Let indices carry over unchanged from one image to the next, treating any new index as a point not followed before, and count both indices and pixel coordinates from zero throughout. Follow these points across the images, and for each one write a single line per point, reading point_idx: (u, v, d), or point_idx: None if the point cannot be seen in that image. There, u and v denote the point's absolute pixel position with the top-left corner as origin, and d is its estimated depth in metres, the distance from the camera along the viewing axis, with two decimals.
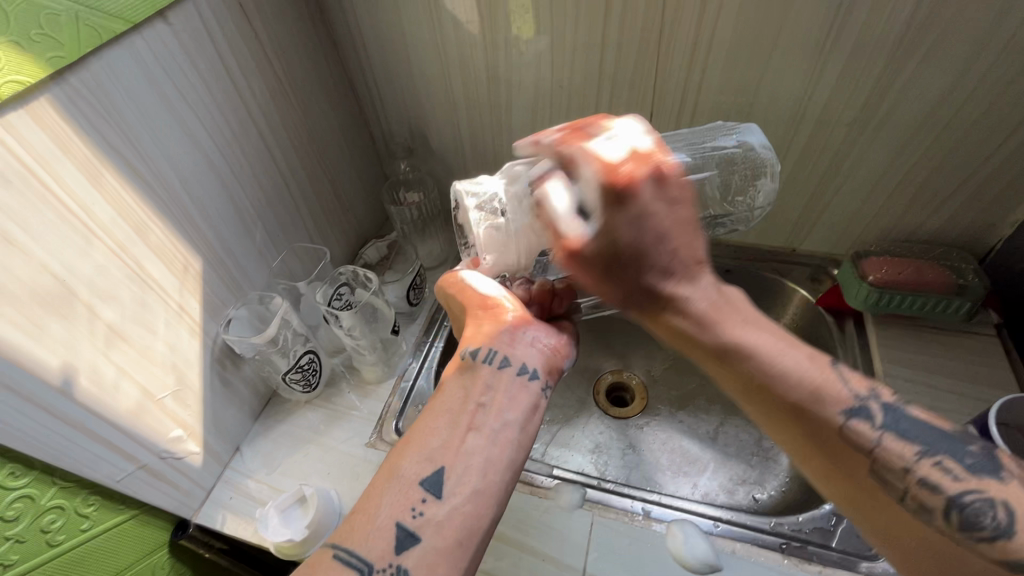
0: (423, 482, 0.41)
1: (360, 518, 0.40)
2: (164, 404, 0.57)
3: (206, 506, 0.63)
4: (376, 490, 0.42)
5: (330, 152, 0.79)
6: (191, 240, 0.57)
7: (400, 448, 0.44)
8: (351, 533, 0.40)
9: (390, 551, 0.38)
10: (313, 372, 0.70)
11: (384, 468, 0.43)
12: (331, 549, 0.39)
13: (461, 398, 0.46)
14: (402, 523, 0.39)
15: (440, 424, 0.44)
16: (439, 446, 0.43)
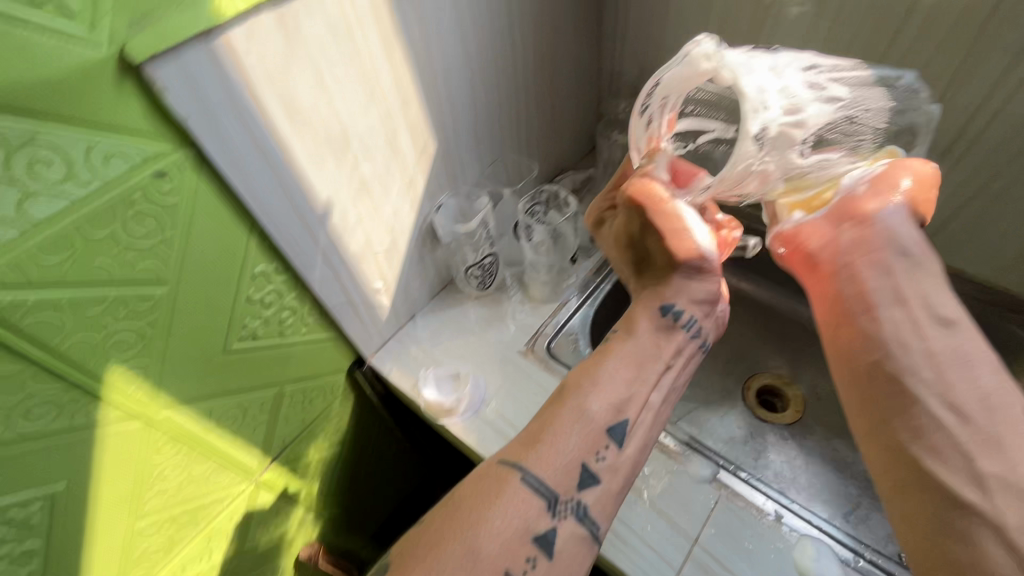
0: (608, 430, 0.47)
1: (546, 449, 0.45)
2: (377, 257, 0.66)
3: (380, 353, 0.75)
4: (562, 428, 0.46)
5: (565, 76, 0.80)
6: (436, 123, 0.64)
7: (588, 388, 0.49)
8: (538, 459, 0.44)
9: (575, 488, 0.44)
10: (490, 273, 0.77)
11: (571, 404, 0.48)
12: (521, 474, 0.43)
13: (651, 352, 0.53)
14: (587, 466, 0.45)
15: (623, 377, 0.50)
16: (623, 397, 0.49)
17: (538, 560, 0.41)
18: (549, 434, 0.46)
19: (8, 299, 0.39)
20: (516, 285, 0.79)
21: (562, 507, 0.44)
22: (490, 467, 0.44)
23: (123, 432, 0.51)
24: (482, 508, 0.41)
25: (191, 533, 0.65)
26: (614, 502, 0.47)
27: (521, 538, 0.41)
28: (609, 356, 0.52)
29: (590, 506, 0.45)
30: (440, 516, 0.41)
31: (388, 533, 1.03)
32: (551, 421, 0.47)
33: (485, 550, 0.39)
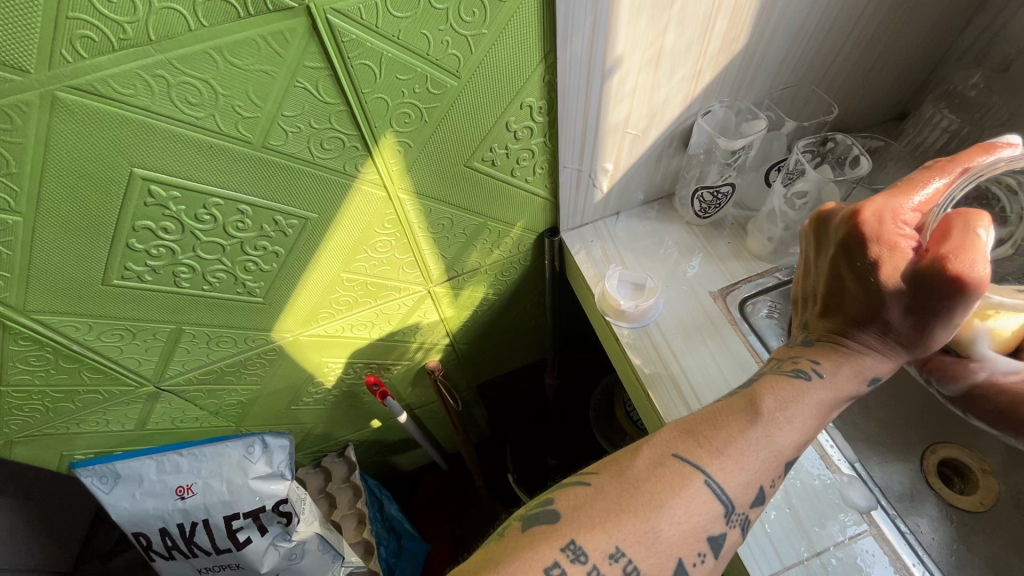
0: (784, 465, 0.44)
1: (735, 461, 0.42)
2: (625, 138, 0.63)
3: (575, 232, 0.75)
4: (745, 450, 0.43)
5: (924, 19, 0.64)
6: (760, 15, 0.56)
7: (778, 420, 0.44)
8: (721, 469, 0.42)
9: (748, 504, 0.43)
10: (717, 203, 0.70)
11: (761, 429, 0.44)
12: (702, 478, 0.41)
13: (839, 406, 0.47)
14: (761, 487, 0.44)
15: (815, 420, 0.45)
16: (806, 439, 0.45)
17: (705, 560, 0.41)
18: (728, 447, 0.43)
19: (354, 35, 0.43)
20: (734, 230, 0.73)
21: (734, 518, 0.42)
22: (669, 460, 0.42)
23: (369, 197, 0.58)
24: (662, 497, 0.40)
25: (369, 305, 0.75)
26: None
27: (694, 535, 0.40)
28: (802, 393, 0.45)
29: (752, 517, 0.44)
30: (616, 490, 0.41)
31: (491, 389, 1.12)
32: (726, 434, 0.44)
33: (664, 533, 0.39)
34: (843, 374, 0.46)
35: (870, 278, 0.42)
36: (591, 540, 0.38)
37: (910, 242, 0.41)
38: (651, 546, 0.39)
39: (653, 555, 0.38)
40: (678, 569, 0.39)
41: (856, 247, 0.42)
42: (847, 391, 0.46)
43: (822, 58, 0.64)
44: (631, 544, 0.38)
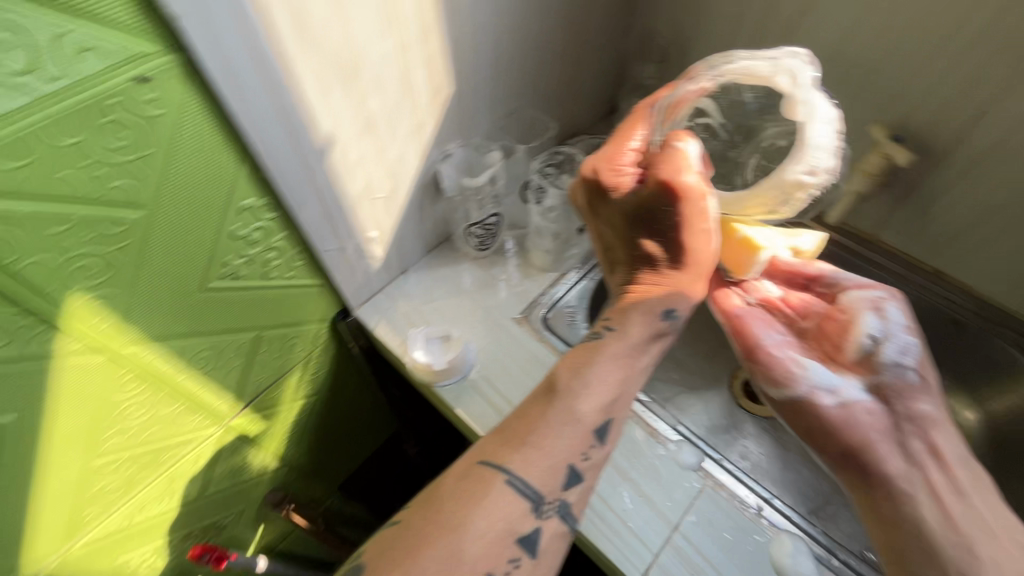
0: (594, 431, 0.46)
1: (534, 453, 0.43)
2: (376, 204, 0.61)
3: (368, 305, 0.71)
4: (547, 433, 0.45)
5: (594, 33, 0.74)
6: (454, 63, 0.58)
7: (578, 388, 0.47)
8: (522, 460, 0.43)
9: (559, 489, 0.44)
10: (490, 234, 0.72)
11: (559, 405, 0.46)
12: (502, 476, 0.42)
13: (641, 358, 0.51)
14: (572, 467, 0.45)
15: (612, 375, 0.48)
16: (610, 397, 0.48)
17: (524, 559, 0.41)
18: (534, 431, 0.45)
19: None
20: (516, 251, 0.76)
21: (546, 507, 0.43)
22: (473, 469, 0.43)
23: (83, 366, 0.47)
24: (464, 512, 0.40)
25: (152, 475, 0.61)
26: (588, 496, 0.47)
27: (502, 541, 0.40)
28: (595, 351, 0.49)
29: (573, 504, 0.45)
30: (420, 521, 0.40)
31: (356, 484, 1.02)
32: (536, 418, 0.45)
33: (470, 551, 0.39)
34: (631, 323, 0.51)
35: (614, 217, 0.55)
36: None
37: (629, 176, 0.54)
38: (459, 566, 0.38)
39: None
40: None
41: (600, 205, 0.56)
42: (640, 336, 0.51)
43: (527, 83, 0.70)
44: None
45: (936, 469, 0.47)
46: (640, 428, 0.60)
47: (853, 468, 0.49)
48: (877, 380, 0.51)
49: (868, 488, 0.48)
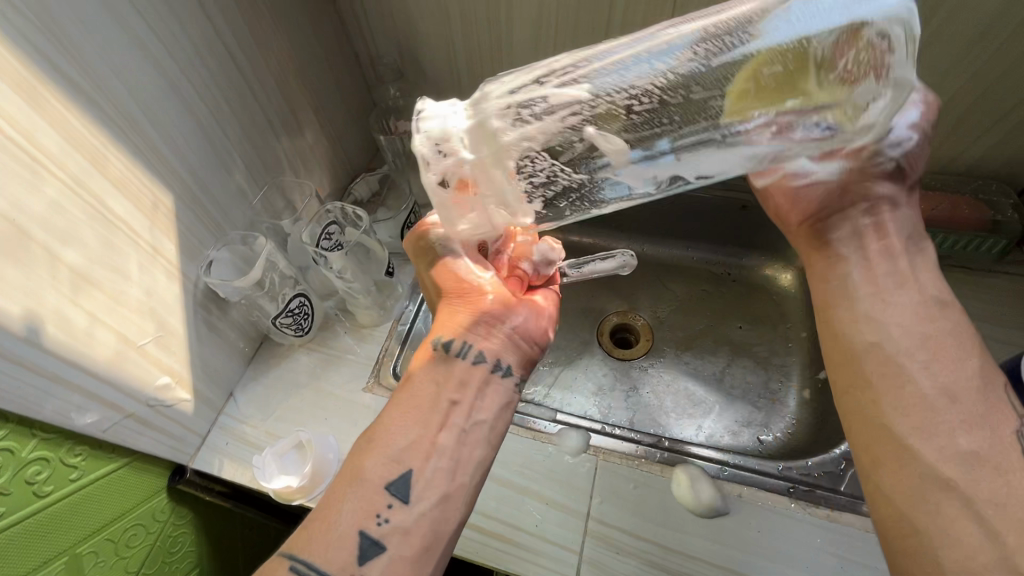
0: (389, 488, 0.42)
1: (320, 526, 0.40)
2: (146, 351, 0.53)
3: (202, 451, 0.62)
4: (336, 502, 0.41)
5: (313, 77, 0.71)
6: (157, 172, 0.52)
7: (365, 449, 0.44)
8: (312, 545, 0.39)
9: (353, 563, 0.39)
10: (304, 316, 0.67)
11: (347, 470, 0.43)
12: (288, 563, 0.38)
13: (433, 393, 0.47)
14: (367, 533, 0.40)
15: (406, 422, 0.45)
16: (404, 447, 0.44)
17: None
18: (329, 507, 0.41)
19: None
20: (342, 318, 0.71)
21: None
22: (270, 561, 0.39)
23: None
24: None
25: None
26: (411, 571, 0.40)
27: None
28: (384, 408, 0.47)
29: None
30: None
31: None
32: (329, 496, 0.42)
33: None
34: (421, 367, 0.49)
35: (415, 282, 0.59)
36: None
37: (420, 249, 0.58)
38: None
39: None
40: None
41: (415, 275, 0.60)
42: (425, 377, 0.48)
43: (263, 152, 0.65)
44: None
45: (875, 240, 0.45)
46: (523, 436, 0.59)
47: (814, 228, 0.49)
48: (863, 160, 0.45)
49: (852, 228, 0.46)
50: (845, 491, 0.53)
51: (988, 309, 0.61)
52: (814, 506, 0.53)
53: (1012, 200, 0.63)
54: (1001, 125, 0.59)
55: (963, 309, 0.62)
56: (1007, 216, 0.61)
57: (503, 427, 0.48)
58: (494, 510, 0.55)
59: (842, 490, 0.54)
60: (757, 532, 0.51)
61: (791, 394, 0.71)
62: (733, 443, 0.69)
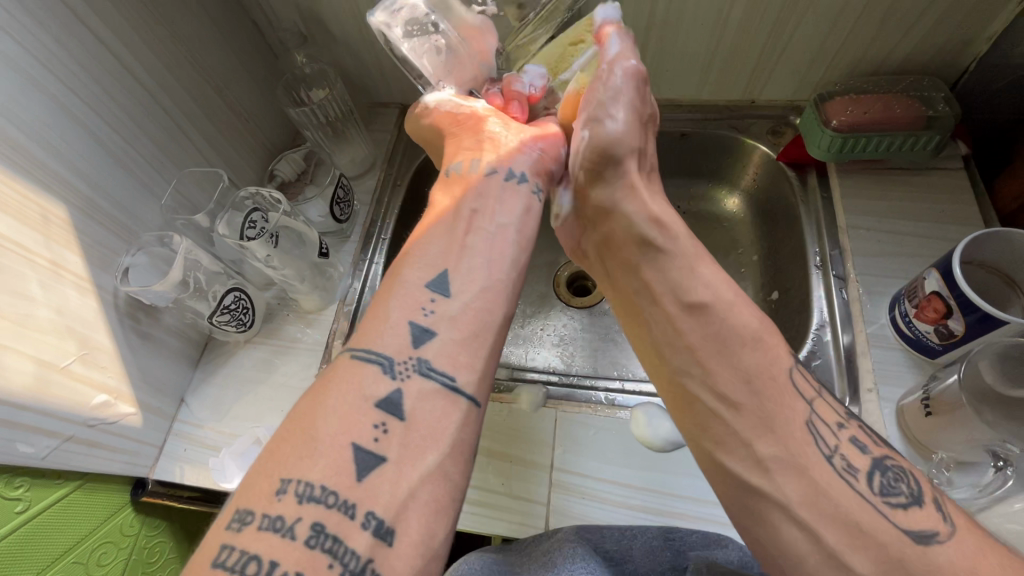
0: (430, 285, 0.39)
1: (371, 322, 0.38)
2: (71, 371, 0.51)
3: (161, 461, 0.61)
4: (377, 311, 0.38)
5: (208, 54, 0.65)
6: (39, 181, 0.47)
7: (400, 260, 0.42)
8: (363, 337, 0.37)
9: (409, 346, 0.36)
10: (243, 311, 0.64)
11: (383, 285, 0.40)
12: (346, 354, 0.36)
13: (455, 208, 0.44)
14: (415, 323, 0.37)
15: (435, 238, 0.42)
16: (438, 253, 0.41)
17: (393, 425, 0.33)
18: (372, 308, 0.39)
19: None
20: (285, 306, 0.68)
21: (401, 368, 0.35)
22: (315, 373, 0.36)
23: None
24: (312, 402, 0.33)
25: None
26: (467, 352, 0.37)
27: (358, 410, 0.33)
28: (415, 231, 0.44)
29: (436, 358, 0.36)
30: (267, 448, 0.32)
31: None
32: (375, 298, 0.40)
33: (324, 429, 0.32)
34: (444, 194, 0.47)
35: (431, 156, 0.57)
36: (264, 509, 0.29)
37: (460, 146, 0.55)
38: (311, 456, 0.31)
39: (317, 467, 0.30)
40: (356, 463, 0.31)
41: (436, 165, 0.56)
42: (457, 197, 0.45)
43: (165, 144, 0.60)
44: (291, 466, 0.30)
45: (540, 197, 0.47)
46: None
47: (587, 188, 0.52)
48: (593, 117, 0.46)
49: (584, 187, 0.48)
50: None
51: (926, 209, 0.61)
52: None
53: (945, 94, 0.62)
54: (927, 17, 0.57)
55: (902, 213, 0.62)
56: (939, 111, 0.60)
57: (533, 231, 0.45)
58: None
59: None
60: None
61: None
62: None
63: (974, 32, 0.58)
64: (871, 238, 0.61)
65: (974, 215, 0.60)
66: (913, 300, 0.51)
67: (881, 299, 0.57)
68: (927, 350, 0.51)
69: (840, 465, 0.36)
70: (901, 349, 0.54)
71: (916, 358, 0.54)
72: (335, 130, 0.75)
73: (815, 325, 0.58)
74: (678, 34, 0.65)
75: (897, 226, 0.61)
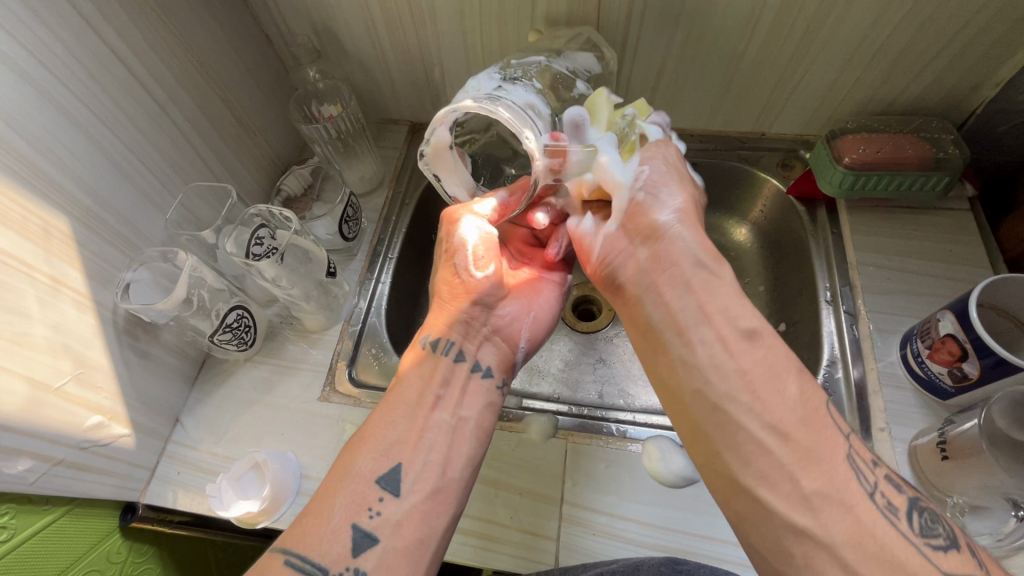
0: (379, 482, 0.42)
1: (312, 521, 0.41)
2: (66, 392, 0.49)
3: (153, 484, 0.58)
4: (325, 499, 0.42)
5: (220, 66, 0.64)
6: (42, 194, 0.45)
7: (354, 444, 0.45)
8: (305, 539, 0.40)
9: (348, 556, 0.39)
10: (245, 329, 0.62)
11: (339, 465, 0.44)
12: (281, 558, 0.39)
13: (419, 389, 0.48)
14: (359, 526, 0.41)
15: (397, 417, 0.46)
16: (395, 441, 0.45)
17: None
18: (321, 495, 0.42)
19: None
20: (288, 325, 0.67)
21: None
22: (266, 557, 0.39)
23: None
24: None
25: None
26: (410, 558, 0.41)
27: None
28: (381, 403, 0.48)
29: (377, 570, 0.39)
30: None
31: None
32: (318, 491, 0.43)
33: None
34: (412, 367, 0.50)
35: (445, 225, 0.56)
36: None
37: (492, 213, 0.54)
38: None
39: None
40: None
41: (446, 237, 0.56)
42: (425, 378, 0.49)
43: (172, 156, 0.59)
44: None
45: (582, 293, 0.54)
46: None
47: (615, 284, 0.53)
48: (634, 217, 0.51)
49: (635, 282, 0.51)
50: None
51: (933, 248, 0.62)
52: None
53: (953, 136, 0.63)
54: (941, 59, 0.58)
55: (911, 251, 0.62)
56: (948, 153, 0.61)
57: (490, 427, 0.49)
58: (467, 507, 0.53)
59: None
60: None
61: None
62: None
63: (982, 78, 0.59)
64: (880, 275, 0.61)
65: (982, 255, 0.61)
66: (925, 341, 0.52)
67: (891, 337, 0.58)
68: (940, 392, 0.52)
69: (883, 503, 0.37)
70: (912, 389, 0.54)
71: (927, 398, 0.54)
72: (345, 146, 0.74)
73: (826, 361, 0.58)
74: (693, 66, 0.65)
75: (906, 264, 0.62)
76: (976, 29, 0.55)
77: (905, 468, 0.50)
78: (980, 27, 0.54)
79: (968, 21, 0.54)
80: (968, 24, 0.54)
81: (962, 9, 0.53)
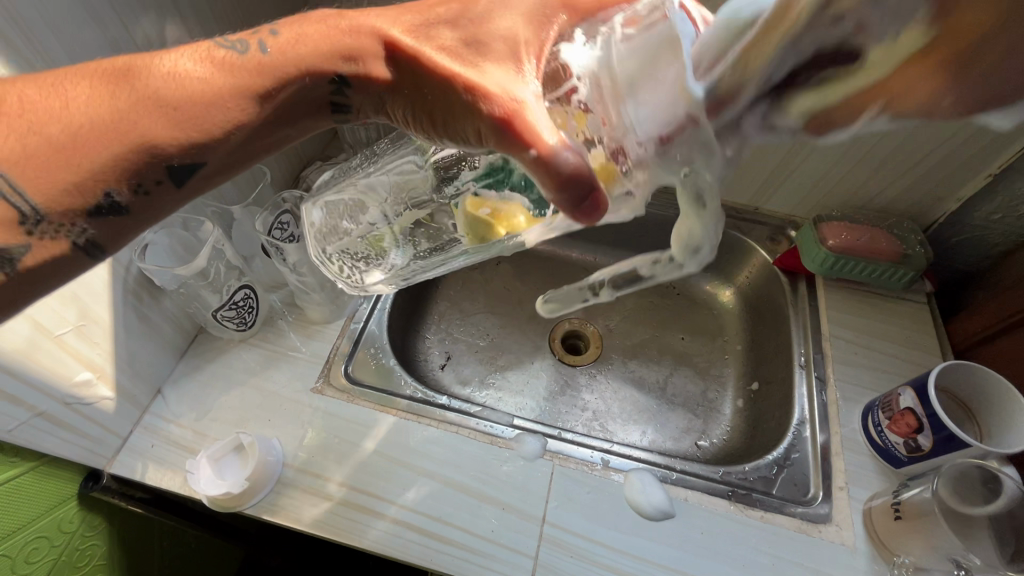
0: (169, 166, 0.36)
1: (55, 159, 0.33)
2: (64, 342, 0.47)
3: (122, 455, 0.56)
4: (104, 99, 0.34)
5: None
6: None
7: (152, 106, 0.34)
8: (37, 176, 0.32)
9: (77, 214, 0.34)
10: (248, 310, 0.62)
11: (137, 81, 0.34)
12: None
13: (272, 88, 0.37)
14: (113, 195, 0.35)
15: (224, 109, 0.36)
16: (198, 136, 0.35)
17: None
18: (41, 101, 0.33)
19: None
20: (290, 312, 0.67)
21: (44, 224, 0.34)
22: None
23: None
24: None
25: None
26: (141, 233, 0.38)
27: None
28: (202, 85, 0.35)
29: (105, 233, 0.36)
30: None
31: None
32: (59, 72, 0.35)
33: None
34: (292, 49, 0.38)
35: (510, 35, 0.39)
36: None
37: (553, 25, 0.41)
38: None
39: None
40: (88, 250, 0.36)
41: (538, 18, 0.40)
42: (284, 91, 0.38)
43: None
44: None
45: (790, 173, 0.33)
46: (479, 441, 0.59)
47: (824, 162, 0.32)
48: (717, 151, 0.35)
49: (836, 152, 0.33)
50: (775, 493, 0.57)
51: (896, 331, 0.69)
52: (750, 508, 0.56)
53: (918, 237, 0.72)
54: (912, 172, 0.68)
55: (875, 332, 0.69)
56: (913, 250, 0.70)
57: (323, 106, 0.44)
58: (450, 515, 0.54)
59: (774, 493, 0.58)
60: (701, 533, 0.54)
61: (727, 401, 0.74)
62: (675, 448, 0.70)
63: (946, 193, 0.69)
64: (848, 349, 0.68)
65: (936, 344, 0.68)
66: (886, 412, 0.58)
67: (855, 406, 0.63)
68: (893, 460, 0.57)
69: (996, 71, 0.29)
70: (870, 456, 0.59)
71: (882, 465, 0.59)
72: None
73: (796, 420, 0.63)
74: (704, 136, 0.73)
75: (870, 342, 0.68)
76: (941, 153, 0.65)
77: (859, 527, 0.55)
78: (943, 155, 0.65)
79: (937, 146, 0.64)
80: (934, 149, 0.65)
81: (929, 137, 0.64)
